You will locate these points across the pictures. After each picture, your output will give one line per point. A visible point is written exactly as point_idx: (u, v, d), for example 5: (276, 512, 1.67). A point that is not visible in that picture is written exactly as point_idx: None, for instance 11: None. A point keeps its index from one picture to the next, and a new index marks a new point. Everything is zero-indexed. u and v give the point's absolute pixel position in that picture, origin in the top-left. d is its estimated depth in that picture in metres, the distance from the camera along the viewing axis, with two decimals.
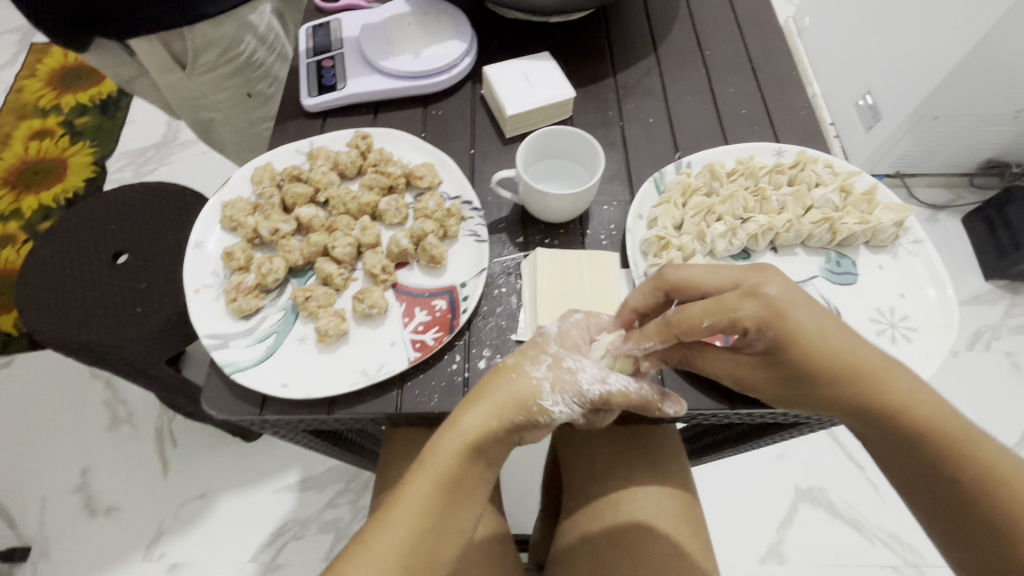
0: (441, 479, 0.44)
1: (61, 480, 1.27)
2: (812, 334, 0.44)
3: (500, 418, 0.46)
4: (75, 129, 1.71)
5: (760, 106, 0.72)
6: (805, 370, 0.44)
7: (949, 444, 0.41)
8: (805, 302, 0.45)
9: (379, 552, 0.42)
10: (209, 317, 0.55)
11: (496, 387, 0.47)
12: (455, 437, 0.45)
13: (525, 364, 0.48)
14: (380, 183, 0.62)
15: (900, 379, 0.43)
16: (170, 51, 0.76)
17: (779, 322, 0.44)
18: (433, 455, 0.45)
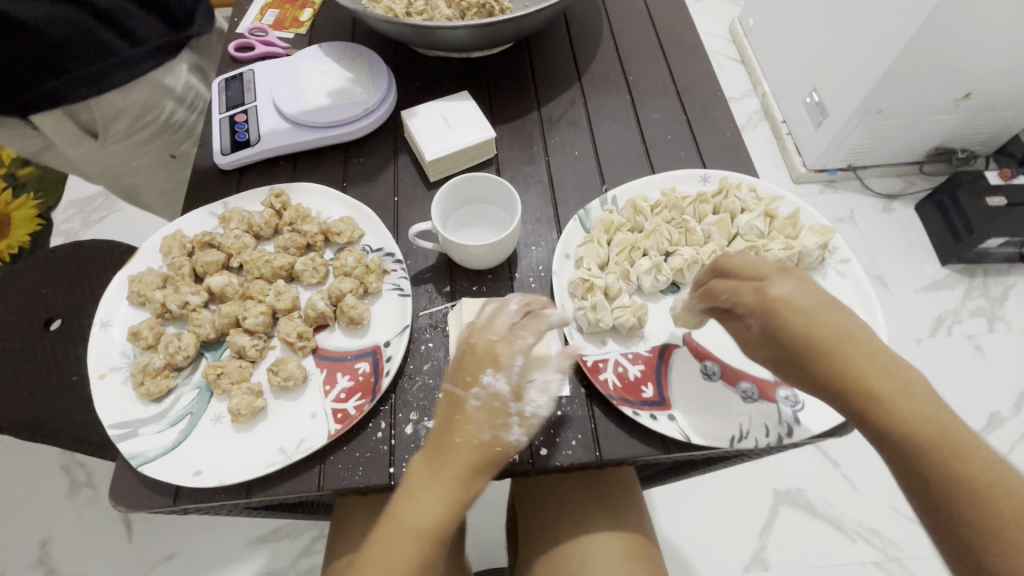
0: (425, 539, 0.43)
1: (20, 554, 1.21)
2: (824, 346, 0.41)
3: (472, 475, 0.45)
4: (18, 182, 1.64)
5: (685, 130, 0.71)
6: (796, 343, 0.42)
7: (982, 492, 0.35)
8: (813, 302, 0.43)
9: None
10: (115, 405, 0.52)
11: (465, 448, 0.45)
12: (433, 490, 0.44)
13: (501, 431, 0.46)
14: (295, 243, 0.60)
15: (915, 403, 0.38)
16: (78, 122, 0.76)
17: (779, 316, 0.43)
18: (409, 519, 0.43)
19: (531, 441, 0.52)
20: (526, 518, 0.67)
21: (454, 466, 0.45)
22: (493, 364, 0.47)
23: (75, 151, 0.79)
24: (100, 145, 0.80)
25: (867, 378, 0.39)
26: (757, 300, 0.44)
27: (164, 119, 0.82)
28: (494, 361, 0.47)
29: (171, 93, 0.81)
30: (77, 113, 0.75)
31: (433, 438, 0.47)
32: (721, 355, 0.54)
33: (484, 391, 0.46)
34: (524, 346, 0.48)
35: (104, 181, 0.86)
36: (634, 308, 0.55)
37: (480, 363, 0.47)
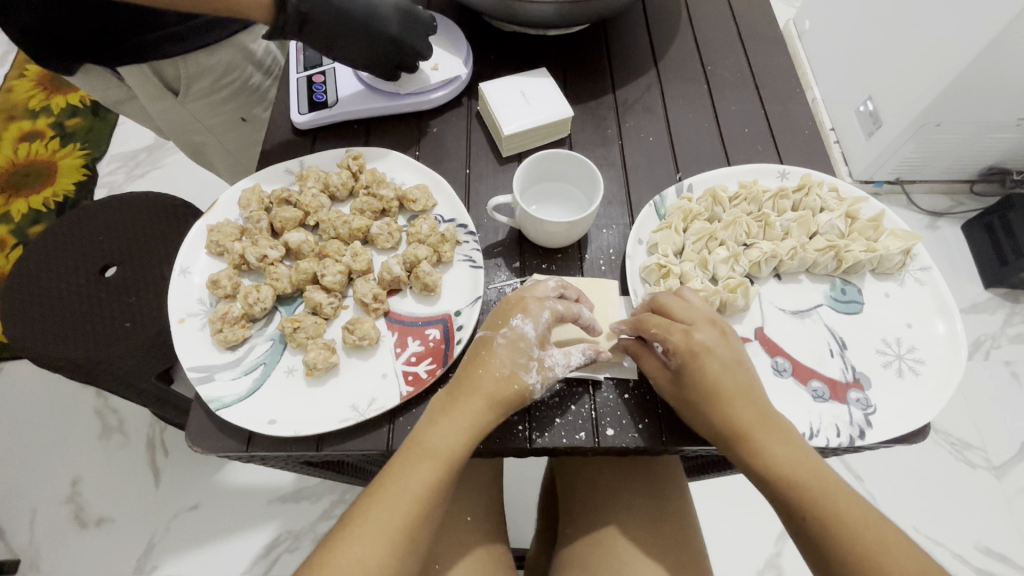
0: (445, 464, 0.46)
1: (52, 491, 1.27)
2: (728, 399, 0.46)
3: (491, 410, 0.48)
4: (66, 132, 1.80)
5: (763, 124, 0.70)
6: (705, 388, 0.47)
7: (826, 514, 0.43)
8: (720, 351, 0.48)
9: (393, 496, 0.44)
10: (193, 349, 0.53)
11: (489, 380, 0.48)
12: (446, 424, 0.47)
13: (520, 372, 0.48)
14: (371, 207, 0.60)
15: (795, 448, 0.45)
16: (162, 78, 0.75)
17: (698, 363, 0.47)
18: (433, 446, 0.46)
19: (599, 421, 0.52)
20: (572, 498, 0.67)
21: (472, 397, 0.47)
22: (523, 310, 0.50)
23: (156, 106, 0.78)
24: (179, 102, 0.78)
25: (744, 428, 0.46)
26: (684, 342, 0.48)
27: (243, 81, 0.80)
28: (523, 308, 0.50)
29: (254, 58, 0.80)
30: (162, 67, 0.73)
31: (457, 374, 0.49)
32: (794, 352, 0.54)
33: (511, 331, 0.49)
34: (556, 305, 0.50)
35: (175, 137, 0.85)
36: (707, 293, 0.54)
37: (511, 309, 0.51)
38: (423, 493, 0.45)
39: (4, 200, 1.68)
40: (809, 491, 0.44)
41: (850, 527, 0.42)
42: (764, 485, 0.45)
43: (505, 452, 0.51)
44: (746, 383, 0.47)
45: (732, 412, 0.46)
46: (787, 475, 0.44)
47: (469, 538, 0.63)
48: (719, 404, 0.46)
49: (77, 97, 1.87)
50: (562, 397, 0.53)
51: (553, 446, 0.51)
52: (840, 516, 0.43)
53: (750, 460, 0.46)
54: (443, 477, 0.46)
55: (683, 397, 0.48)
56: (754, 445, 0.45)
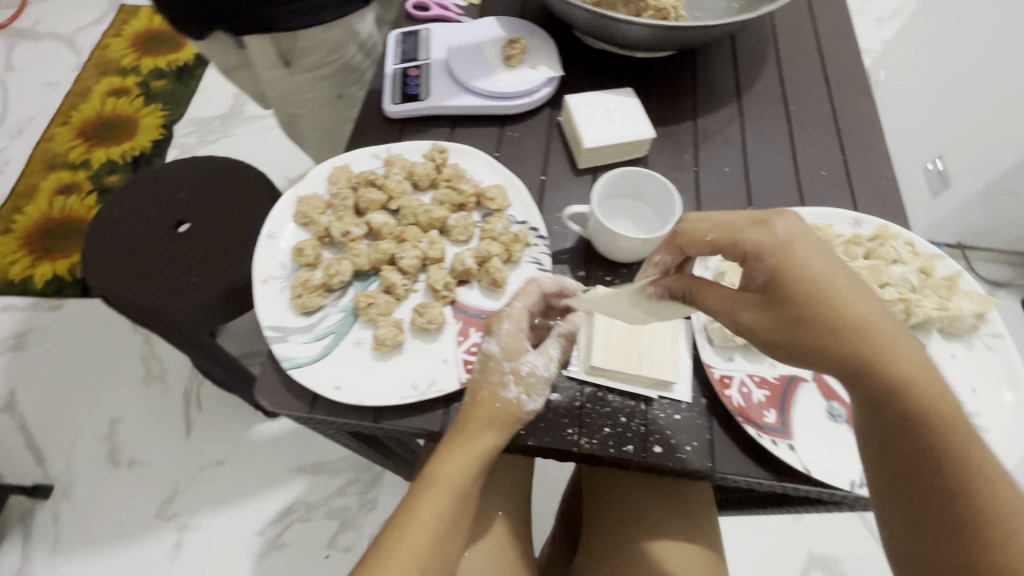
0: (457, 495, 0.48)
1: (92, 426, 1.35)
2: (842, 303, 0.41)
3: (497, 440, 0.49)
4: (150, 92, 1.91)
5: (841, 170, 0.70)
6: (813, 290, 0.41)
7: (967, 441, 0.38)
8: (822, 252, 0.42)
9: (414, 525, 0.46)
10: (272, 309, 0.56)
11: (496, 413, 0.49)
12: (458, 454, 0.48)
13: (500, 390, 0.50)
14: (451, 200, 0.63)
15: (916, 364, 0.40)
16: (277, 49, 0.80)
17: (799, 260, 0.42)
18: (445, 476, 0.48)
19: (647, 437, 0.53)
20: (601, 510, 0.69)
21: (480, 429, 0.49)
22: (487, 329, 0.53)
23: (268, 74, 0.85)
24: (286, 72, 0.84)
25: (871, 337, 0.40)
26: (772, 236, 0.43)
27: (345, 61, 0.86)
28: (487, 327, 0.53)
29: (357, 41, 0.86)
30: (280, 39, 0.78)
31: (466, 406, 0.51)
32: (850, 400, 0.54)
33: (481, 351, 0.53)
34: (511, 312, 0.53)
35: (275, 106, 0.93)
36: None
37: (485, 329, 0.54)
38: (438, 523, 0.47)
39: (87, 148, 1.80)
40: (933, 412, 0.39)
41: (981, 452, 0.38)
42: (895, 409, 0.39)
43: (553, 453, 0.53)
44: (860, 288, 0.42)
45: (853, 318, 0.41)
46: (910, 393, 0.39)
47: (501, 530, 0.65)
48: (834, 309, 0.41)
49: (166, 61, 1.99)
50: (611, 409, 0.54)
51: (600, 453, 0.52)
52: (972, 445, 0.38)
53: (879, 376, 0.40)
54: (453, 507, 0.48)
55: (783, 308, 0.42)
56: (881, 358, 0.40)
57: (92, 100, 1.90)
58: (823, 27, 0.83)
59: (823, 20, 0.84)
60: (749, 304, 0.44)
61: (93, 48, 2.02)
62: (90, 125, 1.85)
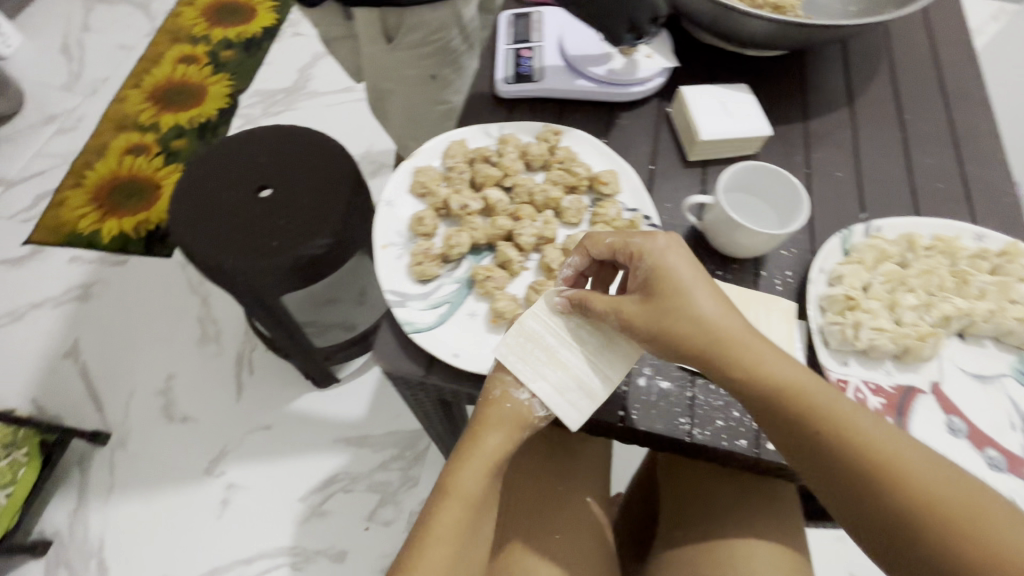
0: (475, 502, 0.49)
1: (149, 380, 1.39)
2: (701, 305, 0.46)
3: (509, 443, 0.51)
4: (219, 61, 1.96)
5: (958, 182, 0.68)
6: (673, 297, 0.47)
7: (842, 427, 0.43)
8: (686, 257, 0.49)
9: (439, 537, 0.47)
10: (392, 274, 0.57)
11: (510, 417, 0.51)
12: (474, 460, 0.50)
13: (511, 390, 0.51)
14: (565, 182, 0.63)
15: (773, 355, 0.46)
16: (385, 24, 0.83)
17: (658, 270, 0.48)
18: (461, 487, 0.49)
19: (760, 433, 0.52)
20: (684, 501, 0.69)
21: (492, 434, 0.51)
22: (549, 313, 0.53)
23: (371, 48, 0.88)
24: (389, 49, 0.86)
25: (729, 342, 0.46)
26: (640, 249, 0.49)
27: (445, 43, 0.86)
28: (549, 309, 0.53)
29: (462, 21, 0.87)
30: (388, 15, 0.82)
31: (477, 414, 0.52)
32: (971, 417, 0.52)
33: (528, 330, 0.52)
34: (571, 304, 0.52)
35: (371, 81, 0.95)
36: (894, 335, 0.54)
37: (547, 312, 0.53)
38: (459, 532, 0.48)
39: (156, 111, 1.85)
40: (805, 400, 0.44)
41: (857, 432, 0.42)
42: (770, 409, 0.45)
43: (662, 440, 0.53)
44: (715, 299, 0.47)
45: (711, 319, 0.46)
46: (775, 385, 0.44)
47: (589, 516, 0.66)
48: (693, 312, 0.46)
49: (235, 32, 2.03)
50: (724, 403, 0.53)
51: (712, 445, 0.52)
52: (848, 428, 0.43)
53: (743, 374, 0.45)
54: (472, 516, 0.49)
55: (654, 315, 0.47)
56: (741, 357, 0.45)
57: (164, 65, 1.95)
58: (939, 36, 0.81)
59: (938, 29, 0.82)
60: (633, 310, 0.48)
61: (166, 16, 2.08)
62: (160, 89, 1.90)
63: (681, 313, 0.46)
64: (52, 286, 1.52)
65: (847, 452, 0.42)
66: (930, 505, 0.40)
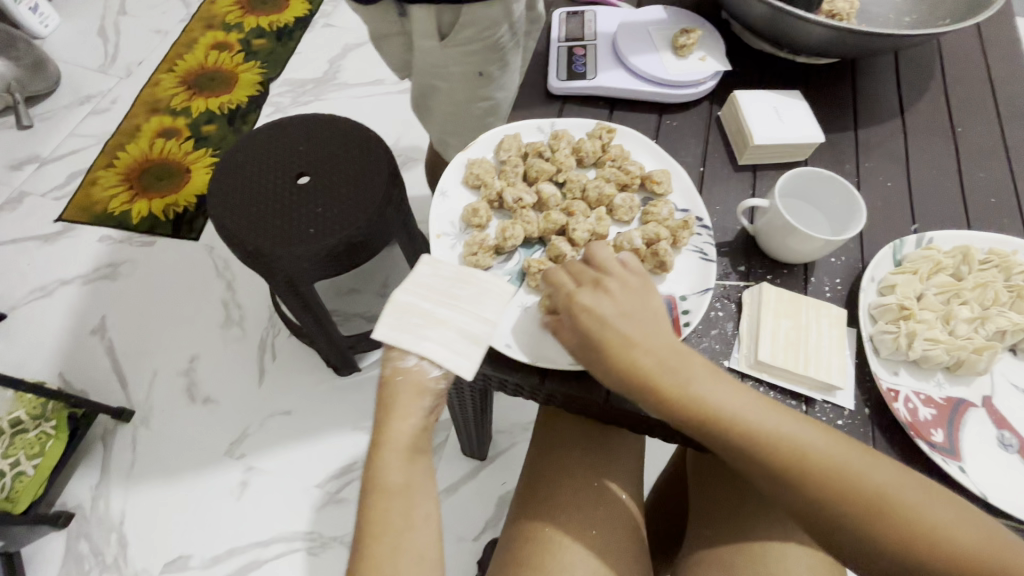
0: (401, 488, 0.49)
1: (173, 361, 1.41)
2: (635, 345, 0.47)
3: (414, 416, 0.51)
4: (251, 49, 1.98)
5: (1011, 198, 0.68)
6: (605, 344, 0.48)
7: (771, 453, 0.44)
8: (617, 297, 0.49)
9: (385, 534, 0.47)
10: (446, 263, 0.58)
11: (406, 396, 0.50)
12: (386, 452, 0.49)
13: (398, 362, 0.50)
14: (617, 179, 0.63)
15: (701, 387, 0.46)
16: (438, 21, 0.84)
17: (586, 314, 0.48)
18: (385, 482, 0.48)
19: None
20: (716, 500, 0.68)
21: (393, 418, 0.50)
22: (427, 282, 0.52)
23: (422, 44, 0.88)
24: (440, 45, 0.86)
25: (659, 385, 0.46)
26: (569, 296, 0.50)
27: (495, 40, 0.87)
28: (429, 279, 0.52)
29: (512, 18, 0.86)
30: (443, 12, 0.82)
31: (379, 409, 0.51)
32: (1023, 432, 0.52)
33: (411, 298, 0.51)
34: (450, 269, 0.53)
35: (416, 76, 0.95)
36: (949, 346, 0.54)
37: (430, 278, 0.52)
38: (400, 522, 0.47)
39: (188, 96, 1.87)
40: (734, 432, 0.45)
41: (784, 452, 0.44)
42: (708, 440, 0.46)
43: None
44: (642, 341, 0.48)
45: (643, 362, 0.47)
46: (719, 418, 0.45)
47: (624, 512, 0.66)
48: (631, 351, 0.47)
49: (268, 20, 2.05)
50: None
51: None
52: (778, 452, 0.44)
53: (677, 416, 0.46)
54: (405, 503, 0.48)
55: (594, 362, 0.49)
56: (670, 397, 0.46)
57: (197, 51, 1.97)
58: (991, 51, 0.81)
59: (990, 45, 0.81)
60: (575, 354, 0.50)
61: (200, 2, 2.10)
62: (192, 75, 1.92)
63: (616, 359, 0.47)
64: (81, 263, 1.54)
65: (781, 472, 0.44)
66: (878, 506, 0.43)
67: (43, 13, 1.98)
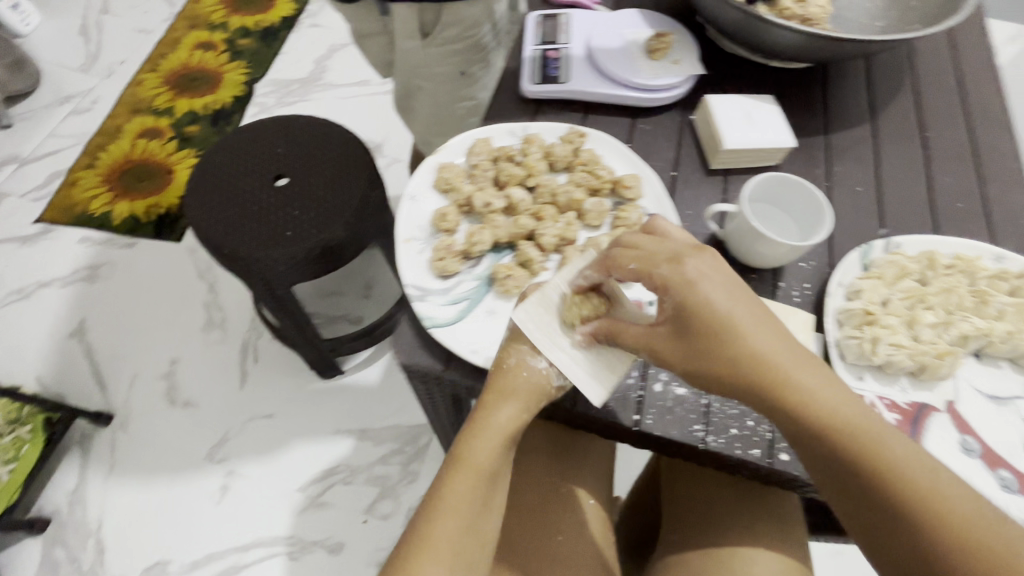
0: (484, 472, 0.50)
1: (153, 364, 1.39)
2: (744, 333, 0.45)
3: (525, 412, 0.51)
4: (236, 49, 1.96)
5: (978, 203, 0.69)
6: (710, 323, 0.46)
7: (878, 459, 0.42)
8: (723, 282, 0.47)
9: (450, 504, 0.48)
10: (413, 268, 0.57)
11: (525, 388, 0.51)
12: (483, 433, 0.51)
13: (527, 358, 0.52)
14: (588, 184, 0.63)
15: (815, 382, 0.44)
16: (420, 20, 0.83)
17: (695, 292, 0.46)
18: (473, 459, 0.50)
19: (774, 444, 0.52)
20: (684, 505, 0.69)
21: (497, 406, 0.51)
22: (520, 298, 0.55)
23: (404, 44, 0.86)
24: (422, 45, 0.86)
25: (772, 368, 0.44)
26: (675, 273, 0.47)
27: (477, 40, 0.86)
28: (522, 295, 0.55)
29: (494, 18, 0.86)
30: (425, 11, 0.81)
31: (484, 393, 0.53)
32: (985, 436, 0.52)
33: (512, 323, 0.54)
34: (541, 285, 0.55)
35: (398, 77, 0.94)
36: (912, 352, 0.54)
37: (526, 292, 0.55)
38: (471, 500, 0.49)
39: (171, 96, 1.85)
40: (841, 432, 0.43)
41: (884, 462, 0.42)
42: (808, 434, 0.44)
43: (676, 445, 0.53)
44: (757, 325, 0.46)
45: (752, 344, 0.45)
46: (814, 413, 0.43)
47: (592, 519, 0.67)
48: (734, 339, 0.45)
49: (254, 20, 2.04)
50: (739, 411, 0.53)
51: (726, 454, 0.52)
52: (884, 462, 0.42)
53: (781, 403, 0.44)
54: (481, 488, 0.49)
55: (689, 347, 0.47)
56: (777, 384, 0.44)
57: (181, 51, 1.95)
58: (963, 57, 0.82)
59: (963, 51, 0.82)
60: (662, 337, 0.48)
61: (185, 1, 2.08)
62: (176, 74, 1.90)
63: (715, 343, 0.45)
64: (61, 265, 1.52)
65: (880, 484, 0.41)
66: (961, 530, 0.39)
67: (24, 12, 1.96)
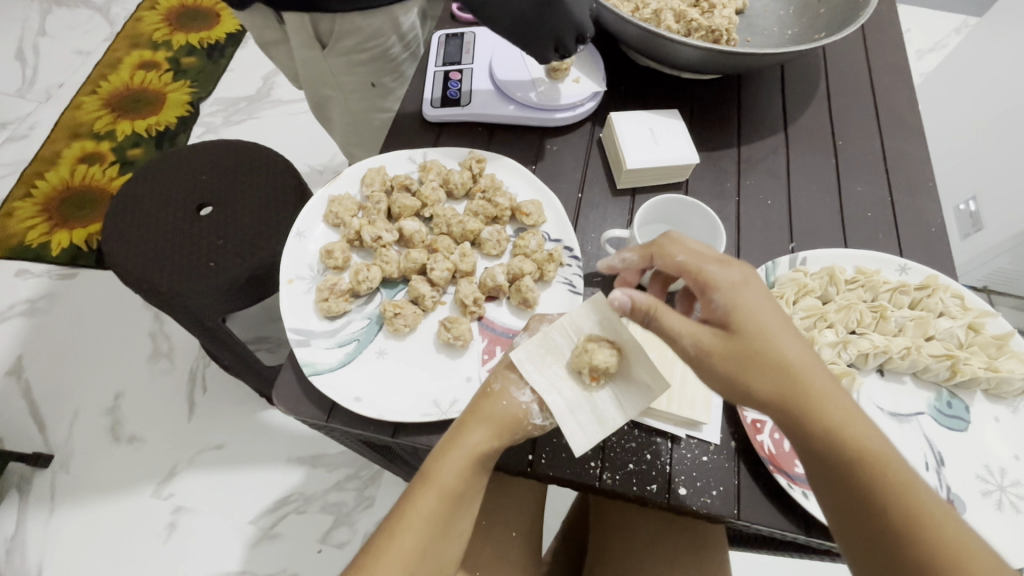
0: (450, 495, 0.46)
1: (97, 397, 1.28)
2: (787, 346, 0.42)
3: (498, 439, 0.47)
4: (181, 68, 1.91)
5: (887, 212, 0.68)
6: (761, 329, 0.42)
7: (902, 489, 0.40)
8: (769, 297, 0.44)
9: (410, 521, 0.45)
10: (297, 311, 0.55)
11: (503, 414, 0.48)
12: (456, 455, 0.46)
13: (511, 388, 0.49)
14: (486, 212, 0.62)
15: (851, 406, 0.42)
16: (316, 30, 0.80)
17: (743, 298, 0.43)
18: (439, 480, 0.46)
19: (672, 477, 0.51)
20: (608, 536, 0.67)
21: (476, 431, 0.47)
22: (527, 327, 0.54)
23: (303, 52, 0.83)
24: (323, 54, 0.83)
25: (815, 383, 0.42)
26: (725, 279, 0.44)
27: (383, 50, 0.84)
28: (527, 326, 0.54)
29: (399, 29, 0.84)
30: (319, 20, 0.78)
31: (467, 410, 0.49)
32: None
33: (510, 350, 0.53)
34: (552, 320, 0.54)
35: (305, 85, 0.91)
36: None
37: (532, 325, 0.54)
38: (431, 522, 0.45)
39: (112, 118, 1.78)
40: (872, 462, 0.40)
41: (909, 497, 0.40)
42: (841, 461, 0.41)
43: (573, 484, 0.51)
44: (801, 340, 0.43)
45: (796, 358, 0.42)
46: (852, 438, 0.41)
47: (512, 555, 0.65)
48: (780, 348, 0.42)
49: (199, 38, 1.98)
50: (637, 444, 0.52)
51: (623, 490, 0.50)
52: (908, 496, 0.40)
53: (820, 424, 0.41)
54: (446, 511, 0.46)
55: (739, 348, 0.42)
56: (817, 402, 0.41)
57: (122, 71, 1.89)
58: (876, 61, 0.81)
59: (875, 56, 0.82)
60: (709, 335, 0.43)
61: (125, 20, 2.02)
62: (116, 96, 1.84)
63: (762, 351, 0.42)
64: None
65: (905, 519, 0.39)
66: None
67: None
